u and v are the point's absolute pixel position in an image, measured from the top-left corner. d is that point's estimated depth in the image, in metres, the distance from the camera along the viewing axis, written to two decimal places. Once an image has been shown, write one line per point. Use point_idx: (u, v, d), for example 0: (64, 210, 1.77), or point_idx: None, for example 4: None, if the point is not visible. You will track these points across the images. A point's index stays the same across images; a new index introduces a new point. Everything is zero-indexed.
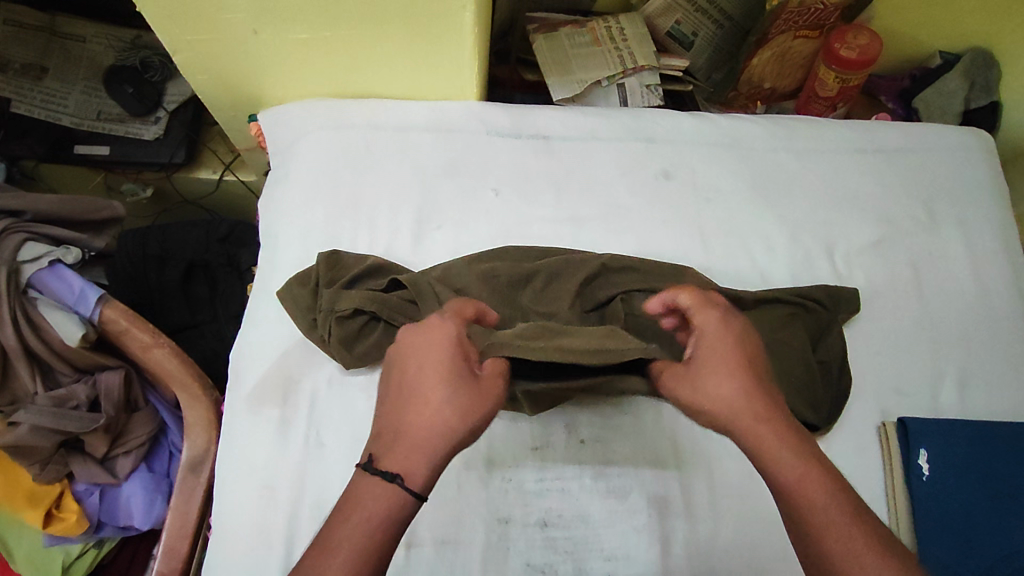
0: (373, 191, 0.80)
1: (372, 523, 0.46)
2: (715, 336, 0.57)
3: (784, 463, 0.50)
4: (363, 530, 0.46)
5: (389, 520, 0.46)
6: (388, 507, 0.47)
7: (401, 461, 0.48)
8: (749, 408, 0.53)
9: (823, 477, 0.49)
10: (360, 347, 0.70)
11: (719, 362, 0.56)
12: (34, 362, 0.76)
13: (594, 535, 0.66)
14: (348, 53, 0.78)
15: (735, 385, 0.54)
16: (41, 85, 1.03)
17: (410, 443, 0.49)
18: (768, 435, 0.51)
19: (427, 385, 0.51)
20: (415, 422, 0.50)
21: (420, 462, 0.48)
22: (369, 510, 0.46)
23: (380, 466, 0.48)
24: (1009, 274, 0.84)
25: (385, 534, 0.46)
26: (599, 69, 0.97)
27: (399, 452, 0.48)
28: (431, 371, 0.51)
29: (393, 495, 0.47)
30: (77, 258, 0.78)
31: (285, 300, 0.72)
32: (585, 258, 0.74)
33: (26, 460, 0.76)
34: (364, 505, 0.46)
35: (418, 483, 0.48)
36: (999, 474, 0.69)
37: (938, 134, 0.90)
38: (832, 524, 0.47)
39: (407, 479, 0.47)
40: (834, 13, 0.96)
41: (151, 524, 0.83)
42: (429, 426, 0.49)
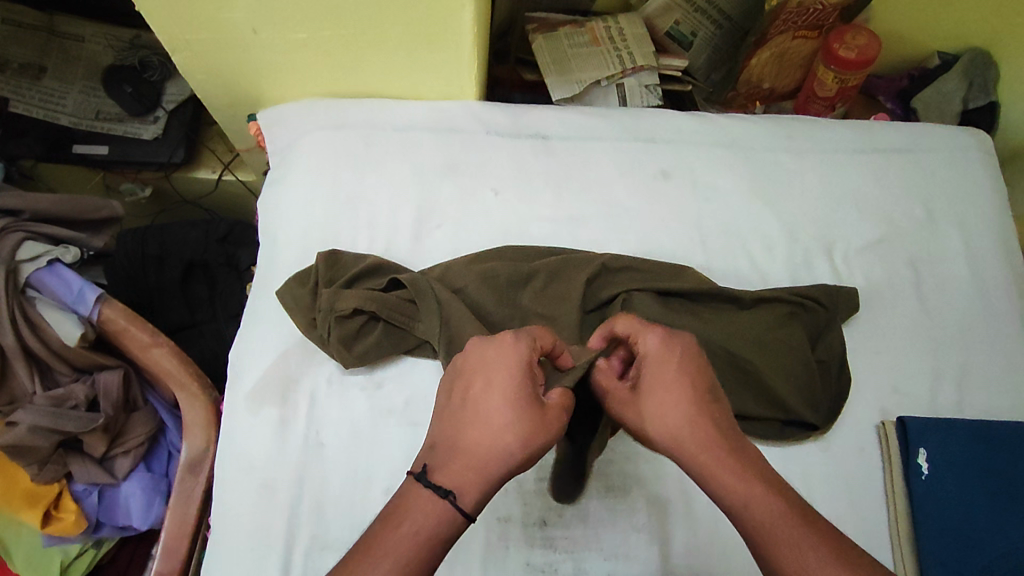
0: (371, 190, 0.80)
1: (416, 539, 0.46)
2: (656, 362, 0.54)
3: (736, 489, 0.49)
4: (408, 544, 0.45)
5: (434, 538, 0.46)
6: (435, 524, 0.46)
7: (456, 478, 0.48)
8: (692, 438, 0.51)
9: (783, 504, 0.48)
10: (359, 347, 0.70)
11: (663, 393, 0.53)
12: (32, 362, 0.76)
13: (593, 535, 0.66)
14: (346, 53, 0.78)
15: (678, 414, 0.52)
16: (39, 85, 1.03)
17: (468, 461, 0.48)
18: (716, 463, 0.50)
19: (492, 405, 0.50)
20: (474, 440, 0.49)
21: (473, 481, 0.48)
22: (418, 525, 0.46)
23: (435, 481, 0.48)
24: (1007, 273, 0.84)
25: (430, 552, 0.46)
26: (598, 69, 0.97)
27: (454, 469, 0.48)
28: (498, 391, 0.50)
29: (444, 511, 0.47)
30: (75, 257, 0.78)
31: (285, 300, 0.73)
32: (585, 258, 0.75)
33: (24, 461, 0.75)
34: (414, 517, 0.46)
35: (469, 504, 0.47)
36: (997, 473, 0.69)
37: (936, 134, 0.90)
38: (786, 549, 0.46)
39: (459, 498, 0.47)
40: (833, 13, 0.96)
41: (150, 524, 0.83)
42: (489, 448, 0.48)
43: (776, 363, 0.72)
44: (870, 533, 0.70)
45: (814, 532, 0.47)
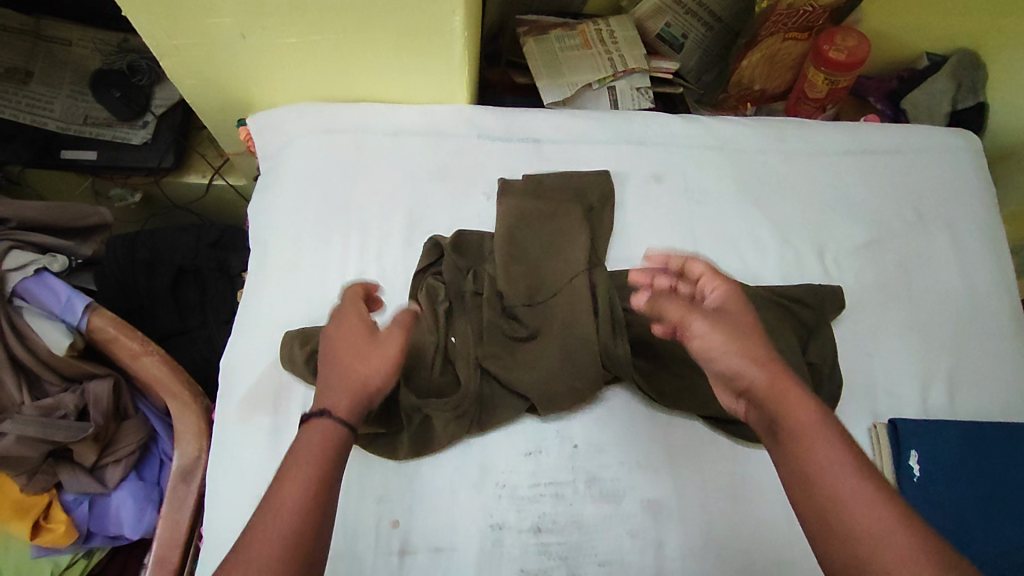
0: (363, 195, 0.79)
1: (312, 464, 0.51)
2: (740, 306, 0.59)
3: (804, 411, 0.51)
4: (310, 467, 0.51)
5: (324, 455, 0.52)
6: (331, 450, 0.53)
7: (329, 402, 0.55)
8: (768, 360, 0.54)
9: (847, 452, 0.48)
10: (423, 451, 0.67)
11: (744, 325, 0.56)
12: (20, 372, 0.75)
13: (587, 540, 0.65)
14: (337, 57, 0.78)
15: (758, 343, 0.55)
16: (25, 89, 1.02)
17: (339, 387, 0.56)
18: (789, 384, 0.53)
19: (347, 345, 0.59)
20: (338, 375, 0.57)
21: (342, 401, 0.55)
22: (318, 464, 0.51)
23: (313, 413, 0.55)
24: (996, 274, 0.85)
25: (328, 460, 0.52)
26: (589, 72, 0.97)
27: (339, 401, 0.55)
28: (351, 335, 0.59)
29: (323, 427, 0.54)
30: (63, 266, 0.78)
31: (289, 371, 0.70)
32: (543, 214, 0.77)
33: (14, 471, 0.75)
34: (307, 441, 0.53)
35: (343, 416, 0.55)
36: (985, 473, 0.70)
37: (926, 135, 0.91)
38: (844, 495, 0.46)
39: (332, 413, 0.55)
40: (823, 15, 0.97)
41: (142, 534, 0.81)
42: (348, 377, 0.57)
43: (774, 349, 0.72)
44: None
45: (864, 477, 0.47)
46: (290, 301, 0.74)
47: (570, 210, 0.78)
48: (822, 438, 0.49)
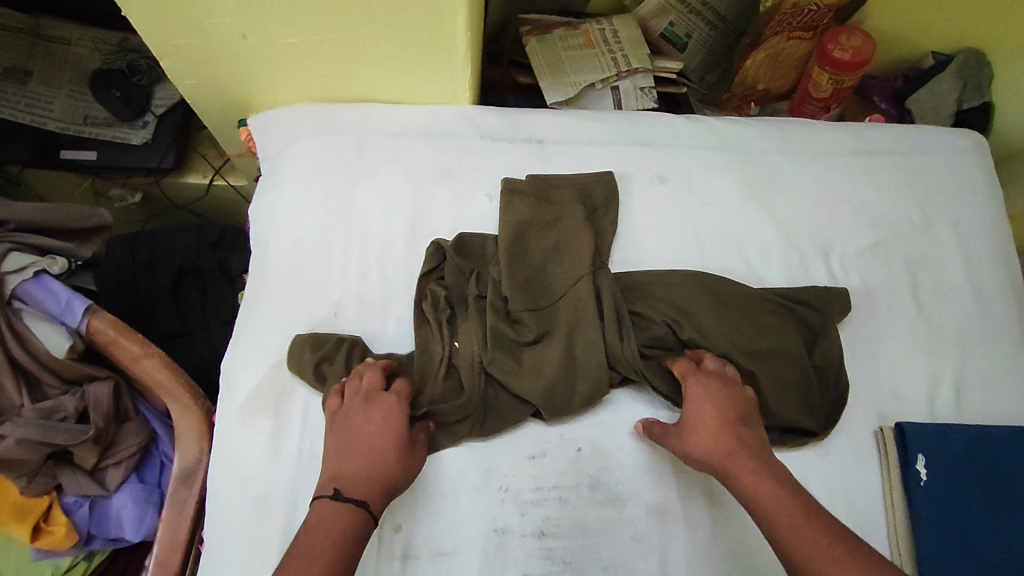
0: (365, 197, 0.79)
1: (334, 546, 0.55)
2: (712, 395, 0.66)
3: (770, 492, 0.59)
4: (345, 551, 0.55)
5: (347, 542, 0.56)
6: (360, 537, 0.57)
7: (366, 492, 0.59)
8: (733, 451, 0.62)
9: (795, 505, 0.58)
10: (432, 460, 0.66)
11: (713, 418, 0.65)
12: (19, 374, 0.75)
13: (592, 544, 0.65)
14: (339, 57, 0.77)
15: (727, 436, 0.63)
16: (24, 89, 1.01)
17: (373, 478, 0.60)
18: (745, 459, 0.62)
19: (381, 439, 0.62)
20: (370, 466, 0.60)
21: (377, 495, 0.59)
22: (348, 548, 0.55)
23: (339, 496, 0.58)
24: (1003, 276, 0.84)
25: (358, 549, 0.56)
26: (592, 71, 0.96)
27: (373, 492, 0.59)
28: (388, 430, 0.63)
29: (362, 519, 0.57)
30: (62, 268, 0.77)
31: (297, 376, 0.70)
32: (546, 218, 0.77)
33: (14, 473, 0.74)
34: (339, 526, 0.56)
35: (377, 511, 0.59)
36: (992, 478, 0.69)
37: (931, 136, 0.90)
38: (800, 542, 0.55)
39: (372, 507, 0.59)
40: (828, 14, 0.96)
41: (142, 537, 0.81)
42: (383, 471, 0.60)
43: (774, 350, 0.73)
44: (869, 535, 0.69)
45: (814, 521, 0.56)
46: (291, 304, 0.74)
47: (573, 211, 0.78)
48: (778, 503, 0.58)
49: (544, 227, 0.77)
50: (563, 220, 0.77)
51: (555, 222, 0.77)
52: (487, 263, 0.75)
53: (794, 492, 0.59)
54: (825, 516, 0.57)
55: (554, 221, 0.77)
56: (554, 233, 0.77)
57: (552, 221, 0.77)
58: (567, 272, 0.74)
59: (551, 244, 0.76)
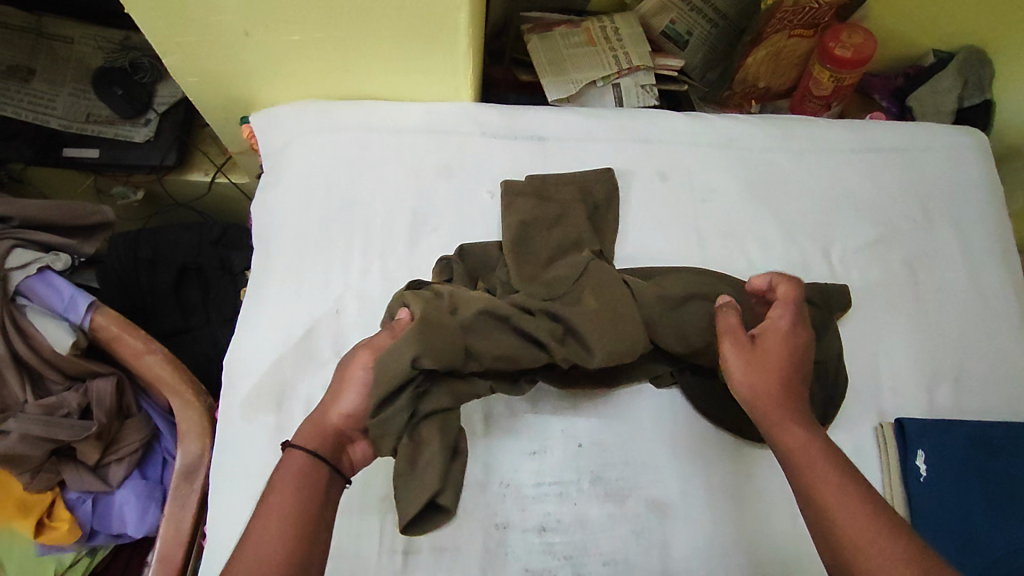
0: (367, 194, 0.79)
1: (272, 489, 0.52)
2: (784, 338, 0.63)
3: (808, 450, 0.55)
4: (278, 492, 0.52)
5: (285, 482, 0.52)
6: (297, 476, 0.53)
7: (297, 433, 0.56)
8: (783, 394, 0.60)
9: (837, 466, 0.54)
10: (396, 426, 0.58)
11: (777, 358, 0.62)
12: (23, 370, 0.75)
13: (592, 539, 0.65)
14: (339, 54, 0.77)
15: (781, 377, 0.61)
16: (27, 87, 1.02)
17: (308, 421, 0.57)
18: (784, 418, 0.58)
19: (332, 385, 0.60)
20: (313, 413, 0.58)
21: (305, 432, 0.56)
22: (285, 487, 0.52)
23: (292, 445, 0.55)
24: (1003, 273, 0.84)
25: (292, 486, 0.52)
26: (593, 68, 0.97)
27: (302, 429, 0.56)
28: (338, 374, 0.60)
29: (289, 455, 0.54)
30: (66, 264, 0.78)
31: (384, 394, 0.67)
32: (549, 216, 0.77)
33: (18, 469, 0.75)
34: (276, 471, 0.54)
35: (303, 444, 0.55)
36: (992, 473, 0.70)
37: (932, 132, 0.90)
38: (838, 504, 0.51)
39: (294, 443, 0.55)
40: (828, 12, 0.96)
41: (145, 533, 0.81)
42: (318, 410, 0.58)
43: None
44: None
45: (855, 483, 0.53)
46: (293, 300, 0.74)
47: (575, 209, 0.78)
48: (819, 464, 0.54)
49: (546, 226, 0.77)
50: (564, 216, 0.78)
51: (557, 219, 0.78)
52: (492, 266, 0.75)
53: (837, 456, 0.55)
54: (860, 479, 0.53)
55: (556, 218, 0.78)
56: (557, 233, 0.77)
57: (552, 218, 0.78)
58: (571, 267, 0.74)
59: (555, 244, 0.76)
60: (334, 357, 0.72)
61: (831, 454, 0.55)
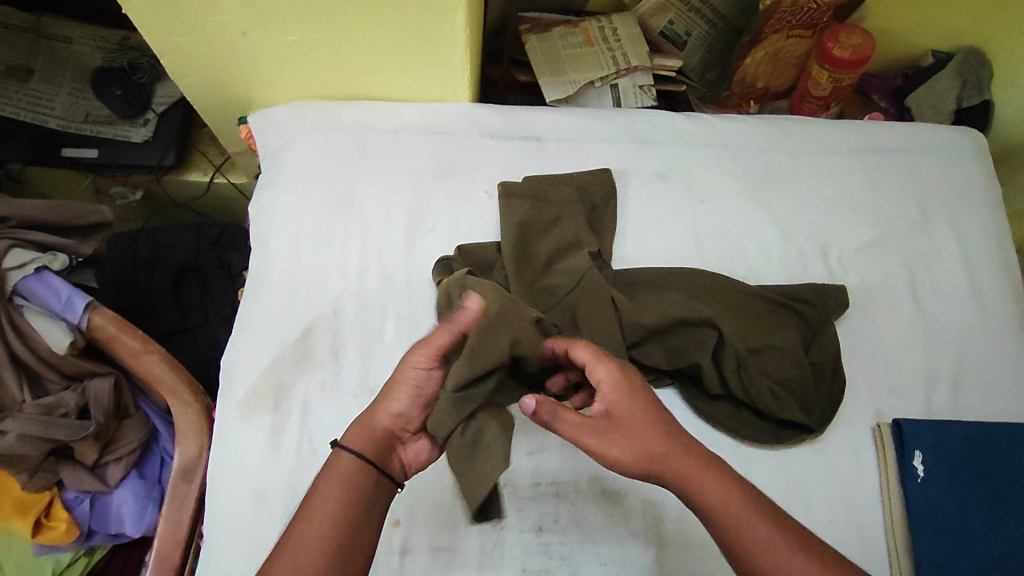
0: (364, 194, 0.79)
1: (325, 496, 0.52)
2: (626, 392, 0.54)
3: (729, 504, 0.51)
4: (331, 501, 0.52)
5: (338, 491, 0.52)
6: (349, 485, 0.53)
7: (351, 435, 0.55)
8: (675, 456, 0.53)
9: (761, 517, 0.51)
10: (471, 407, 0.57)
11: (643, 419, 0.54)
12: (21, 370, 0.76)
13: (589, 539, 0.65)
14: (337, 55, 0.78)
15: (665, 431, 0.54)
16: (26, 87, 1.02)
17: (362, 424, 0.56)
18: (696, 471, 0.53)
19: (392, 383, 0.57)
20: (368, 412, 0.56)
21: (361, 437, 0.55)
22: (335, 497, 0.52)
23: (344, 448, 0.54)
24: (1000, 274, 0.84)
25: (345, 498, 0.52)
26: (592, 69, 0.97)
27: (356, 435, 0.55)
28: (403, 374, 0.56)
29: (343, 462, 0.53)
30: (63, 264, 0.78)
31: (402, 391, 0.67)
32: (547, 217, 0.77)
33: (16, 469, 0.75)
34: (328, 472, 0.53)
35: (356, 451, 0.54)
36: (990, 474, 0.69)
37: (930, 133, 0.90)
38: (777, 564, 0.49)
39: (349, 449, 0.54)
40: (827, 12, 0.97)
41: (143, 532, 0.81)
42: (379, 417, 0.56)
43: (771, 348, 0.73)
44: (866, 531, 0.69)
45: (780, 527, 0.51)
46: (292, 300, 0.74)
47: (573, 210, 0.78)
48: (743, 519, 0.51)
49: (544, 228, 0.77)
50: (564, 216, 0.78)
51: (557, 219, 0.77)
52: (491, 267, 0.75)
53: (757, 499, 0.52)
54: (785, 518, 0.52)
55: (555, 218, 0.77)
56: (556, 234, 0.77)
57: (552, 218, 0.77)
58: (567, 274, 0.74)
59: (553, 245, 0.77)
60: (332, 357, 0.72)
61: (752, 500, 0.52)
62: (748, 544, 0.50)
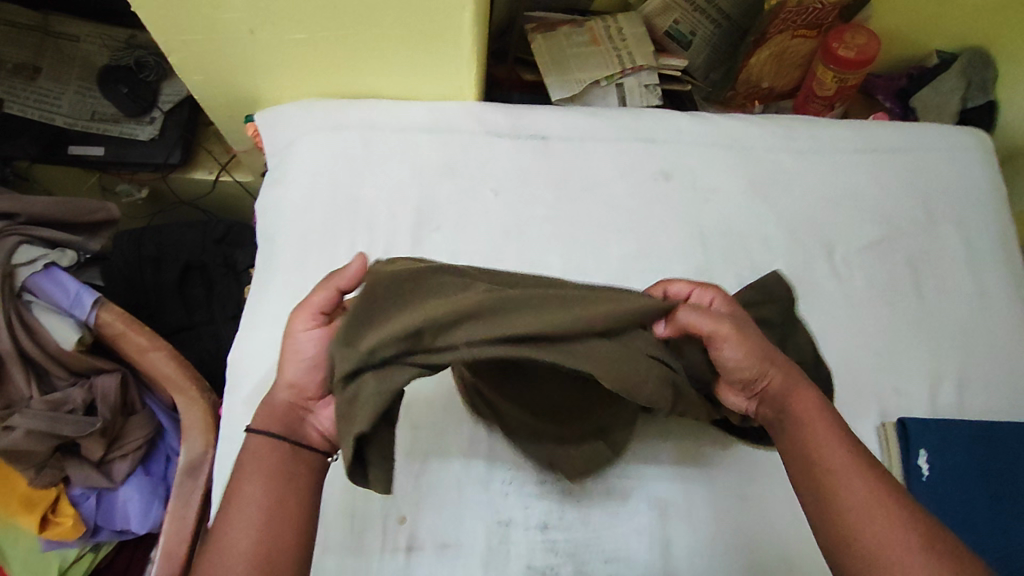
0: (371, 192, 0.79)
1: (249, 477, 0.52)
2: (733, 310, 0.59)
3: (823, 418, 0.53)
4: (252, 480, 0.52)
5: (261, 472, 0.52)
6: (263, 462, 0.53)
7: (260, 417, 0.55)
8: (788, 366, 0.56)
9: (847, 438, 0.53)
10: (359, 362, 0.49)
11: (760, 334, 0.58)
12: (28, 366, 0.76)
13: (595, 537, 0.65)
14: (344, 54, 0.78)
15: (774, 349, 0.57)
16: (33, 85, 1.02)
17: (267, 404, 0.55)
18: (800, 386, 0.55)
19: (284, 359, 0.56)
20: (274, 391, 0.56)
21: (267, 417, 0.54)
22: (256, 476, 0.52)
23: (252, 432, 0.54)
24: (1006, 274, 0.84)
25: (262, 474, 0.52)
26: (597, 68, 0.97)
27: (262, 416, 0.55)
28: (287, 346, 0.55)
29: (254, 443, 0.53)
30: (72, 261, 0.79)
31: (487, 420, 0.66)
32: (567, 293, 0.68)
33: (22, 465, 0.75)
34: (246, 458, 0.53)
35: (260, 432, 0.54)
36: (995, 473, 0.70)
37: (937, 133, 0.90)
38: (862, 483, 0.50)
39: (254, 432, 0.54)
40: (832, 12, 0.96)
41: (149, 528, 0.82)
42: (276, 390, 0.55)
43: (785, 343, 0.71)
44: None
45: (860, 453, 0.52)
46: (298, 298, 0.74)
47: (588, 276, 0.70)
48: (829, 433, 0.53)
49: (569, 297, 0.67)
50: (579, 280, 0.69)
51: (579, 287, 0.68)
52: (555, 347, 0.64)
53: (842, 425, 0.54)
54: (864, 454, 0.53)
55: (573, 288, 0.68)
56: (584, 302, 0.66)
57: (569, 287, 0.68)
58: None
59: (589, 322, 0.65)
60: None
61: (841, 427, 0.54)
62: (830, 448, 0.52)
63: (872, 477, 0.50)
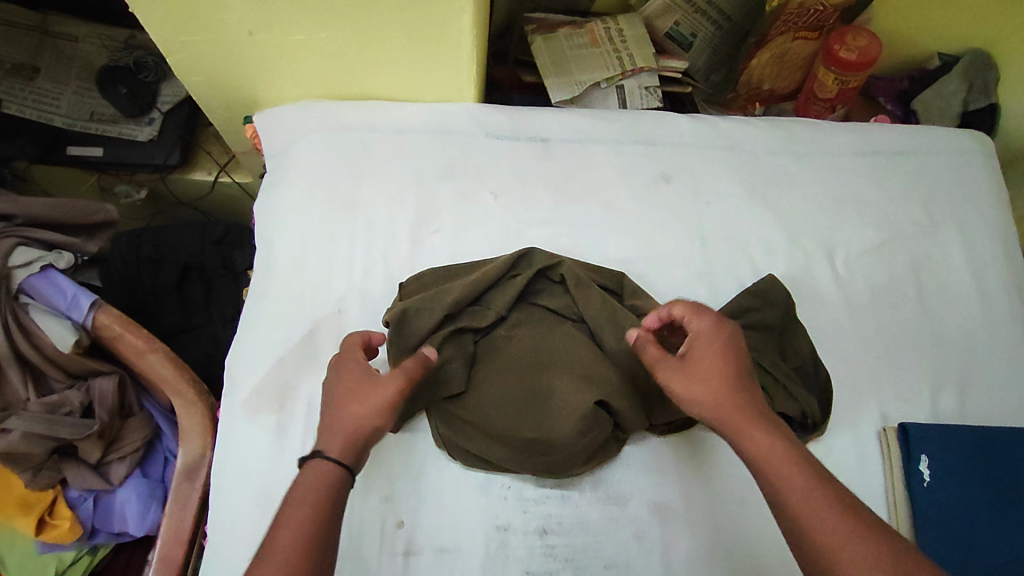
0: (369, 194, 0.79)
1: (308, 499, 0.51)
2: (707, 339, 0.59)
3: (777, 453, 0.52)
4: (309, 502, 0.50)
5: (321, 494, 0.51)
6: (329, 487, 0.52)
7: (328, 441, 0.55)
8: (731, 402, 0.55)
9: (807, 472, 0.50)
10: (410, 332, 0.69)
11: (713, 366, 0.57)
12: (25, 368, 0.76)
13: (594, 543, 0.65)
14: (344, 55, 0.78)
15: (722, 384, 0.56)
16: (32, 85, 1.02)
17: (340, 427, 0.55)
18: (746, 423, 0.54)
19: (369, 391, 0.58)
20: (347, 416, 0.56)
21: (338, 440, 0.54)
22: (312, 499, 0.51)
23: (322, 457, 0.53)
24: (1007, 278, 0.84)
25: (327, 498, 0.51)
26: (598, 69, 0.96)
27: (333, 441, 0.55)
28: (380, 385, 0.58)
29: (321, 466, 0.53)
30: (69, 263, 0.78)
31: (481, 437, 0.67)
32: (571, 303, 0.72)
33: (18, 468, 0.74)
34: (307, 479, 0.52)
35: (334, 454, 0.54)
36: (996, 478, 0.69)
37: (937, 137, 0.90)
38: (815, 522, 0.48)
39: (327, 452, 0.54)
40: (832, 15, 0.95)
41: (146, 531, 0.81)
42: (357, 416, 0.56)
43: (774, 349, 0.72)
44: None
45: (823, 484, 0.50)
46: (296, 300, 0.74)
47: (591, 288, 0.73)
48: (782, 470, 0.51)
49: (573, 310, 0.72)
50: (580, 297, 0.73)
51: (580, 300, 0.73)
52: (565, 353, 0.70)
53: (806, 458, 0.52)
54: (836, 485, 0.50)
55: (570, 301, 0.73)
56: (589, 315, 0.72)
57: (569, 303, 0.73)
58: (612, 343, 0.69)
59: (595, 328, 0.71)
60: None
61: (803, 460, 0.51)
62: (784, 486, 0.50)
63: (838, 513, 0.48)
